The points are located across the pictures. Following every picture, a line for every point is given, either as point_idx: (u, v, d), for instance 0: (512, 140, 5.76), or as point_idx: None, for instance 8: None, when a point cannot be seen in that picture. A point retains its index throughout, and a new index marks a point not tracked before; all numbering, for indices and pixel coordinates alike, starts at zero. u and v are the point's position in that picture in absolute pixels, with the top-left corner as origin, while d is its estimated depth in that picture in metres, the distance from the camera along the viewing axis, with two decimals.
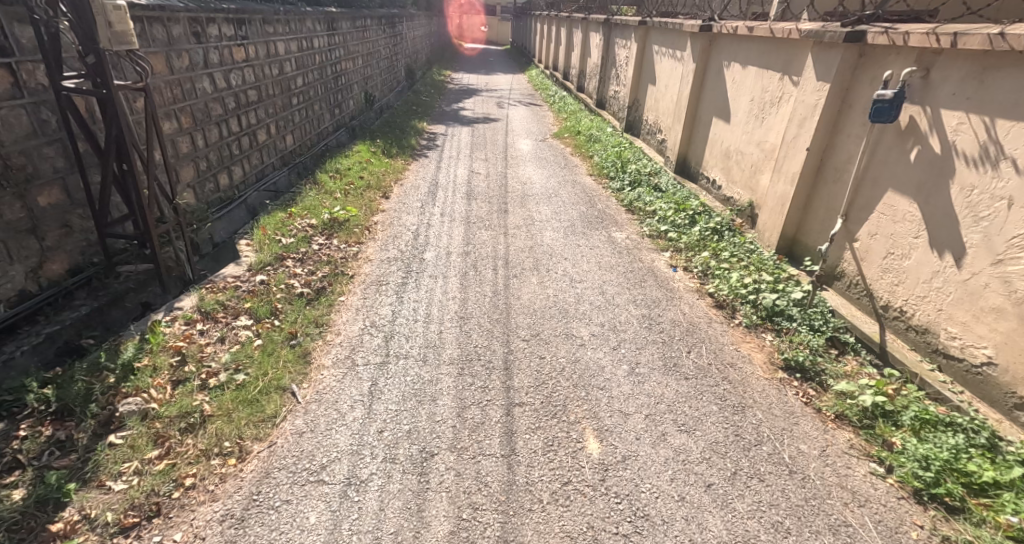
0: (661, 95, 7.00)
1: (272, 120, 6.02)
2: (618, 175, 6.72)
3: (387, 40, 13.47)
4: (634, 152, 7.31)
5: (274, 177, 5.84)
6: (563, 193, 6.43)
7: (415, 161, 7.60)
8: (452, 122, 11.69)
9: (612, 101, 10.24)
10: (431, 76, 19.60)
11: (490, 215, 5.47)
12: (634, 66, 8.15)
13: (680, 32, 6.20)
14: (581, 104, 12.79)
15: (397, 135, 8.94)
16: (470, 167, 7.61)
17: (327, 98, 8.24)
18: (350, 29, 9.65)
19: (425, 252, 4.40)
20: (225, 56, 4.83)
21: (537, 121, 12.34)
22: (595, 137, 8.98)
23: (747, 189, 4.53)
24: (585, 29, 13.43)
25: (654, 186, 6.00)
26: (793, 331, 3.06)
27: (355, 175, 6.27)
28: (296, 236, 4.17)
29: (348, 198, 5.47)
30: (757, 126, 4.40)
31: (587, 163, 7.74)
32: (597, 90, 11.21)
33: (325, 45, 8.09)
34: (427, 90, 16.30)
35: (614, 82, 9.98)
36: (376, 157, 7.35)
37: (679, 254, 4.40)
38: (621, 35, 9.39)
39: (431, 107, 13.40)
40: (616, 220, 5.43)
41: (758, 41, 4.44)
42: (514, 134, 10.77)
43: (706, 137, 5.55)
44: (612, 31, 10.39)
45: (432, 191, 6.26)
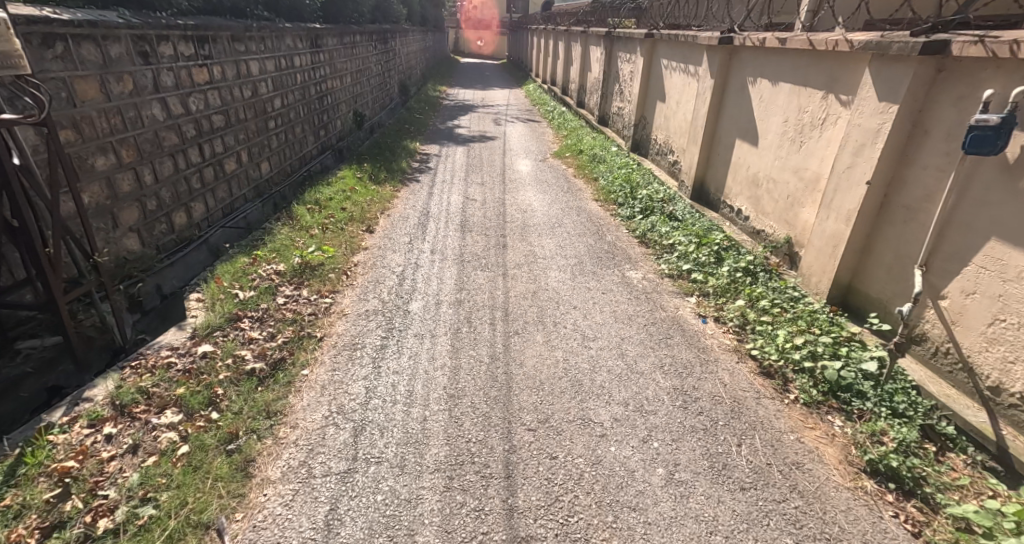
0: (672, 113, 6.44)
1: (243, 146, 5.44)
2: (627, 201, 6.14)
3: (377, 56, 12.98)
4: (643, 175, 6.75)
5: (245, 210, 5.24)
6: (568, 222, 5.84)
7: (405, 187, 7.03)
8: (446, 141, 11.15)
9: (615, 117, 9.72)
10: (426, 92, 19.15)
11: (486, 251, 4.88)
12: (640, 82, 7.62)
13: (695, 45, 5.65)
14: (582, 120, 12.28)
15: (386, 157, 8.38)
16: (464, 193, 7.03)
17: (311, 120, 7.69)
18: (335, 46, 9.14)
19: (411, 301, 3.80)
20: (181, 78, 4.27)
21: (535, 138, 11.81)
22: (598, 157, 8.42)
23: (783, 222, 3.94)
24: (584, 43, 12.97)
25: (669, 214, 5.42)
26: (870, 415, 2.43)
27: (336, 206, 5.69)
28: (259, 287, 3.56)
29: (325, 234, 4.88)
30: (794, 151, 3.82)
31: (592, 187, 7.18)
32: (599, 106, 10.70)
33: (307, 64, 7.56)
34: (421, 107, 15.82)
35: (617, 99, 9.47)
36: (363, 183, 6.77)
37: (707, 301, 3.79)
38: (625, 48, 8.87)
39: (425, 125, 12.88)
40: (629, 255, 4.83)
41: (791, 54, 3.88)
42: (512, 153, 10.23)
43: (728, 160, 4.97)
44: (614, 44, 9.90)
45: (421, 222, 5.67)
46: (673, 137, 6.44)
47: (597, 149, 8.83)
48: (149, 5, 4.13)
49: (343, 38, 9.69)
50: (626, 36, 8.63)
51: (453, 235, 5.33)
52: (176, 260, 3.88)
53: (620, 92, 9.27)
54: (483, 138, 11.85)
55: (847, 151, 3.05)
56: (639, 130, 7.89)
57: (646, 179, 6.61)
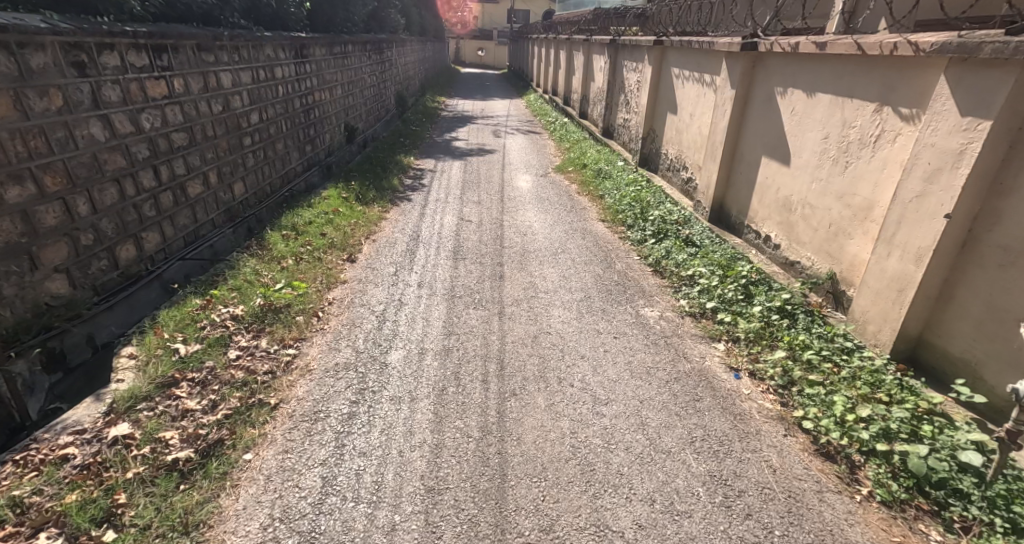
0: (685, 127, 5.92)
1: (212, 167, 4.93)
2: (636, 224, 5.60)
3: (371, 67, 12.53)
4: (653, 193, 6.21)
5: (212, 238, 4.71)
6: (573, 247, 5.30)
7: (395, 208, 6.52)
8: (443, 155, 10.67)
9: (620, 130, 9.23)
10: (424, 103, 18.72)
11: (481, 284, 4.35)
12: (648, 92, 7.11)
13: (712, 51, 5.13)
14: (585, 132, 11.79)
15: (378, 174, 7.87)
16: (458, 213, 6.50)
17: (295, 135, 7.19)
18: (323, 57, 8.67)
19: (391, 351, 3.26)
20: (131, 91, 3.77)
21: (537, 152, 11.32)
22: (603, 173, 7.89)
23: (823, 255, 3.39)
24: (587, 52, 12.50)
25: (685, 239, 4.87)
26: (981, 529, 1.91)
27: (315, 231, 5.16)
28: (211, 336, 3.03)
29: (299, 266, 4.36)
30: (837, 172, 3.27)
31: (598, 206, 6.66)
32: (603, 117, 10.20)
33: (290, 75, 7.08)
34: (418, 119, 15.38)
35: (622, 110, 8.97)
36: (349, 204, 6.24)
37: (737, 347, 3.23)
38: (630, 57, 8.40)
39: (421, 138, 12.39)
40: (642, 289, 4.29)
41: (831, 61, 3.35)
42: (512, 167, 9.72)
43: (752, 180, 4.43)
44: (618, 53, 9.42)
45: (409, 249, 5.14)
46: (686, 152, 5.92)
47: (602, 163, 8.30)
48: (92, 10, 3.64)
49: (331, 49, 9.21)
50: (632, 44, 8.13)
51: (444, 264, 4.79)
52: (115, 300, 3.33)
53: (625, 103, 8.76)
54: (482, 151, 11.36)
55: (914, 176, 2.50)
56: (647, 144, 7.37)
57: (657, 198, 6.08)
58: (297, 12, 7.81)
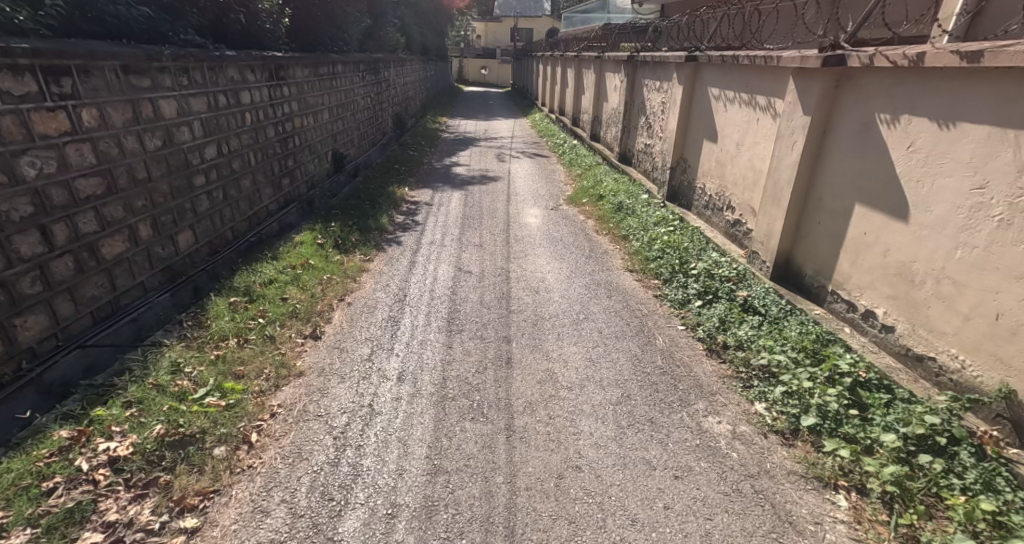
0: (732, 159, 4.96)
1: (145, 216, 3.96)
2: (674, 280, 4.60)
3: (363, 88, 11.66)
4: (690, 238, 5.22)
5: (136, 308, 3.66)
6: (596, 312, 4.29)
7: (382, 255, 5.57)
8: (442, 183, 9.75)
9: (638, 155, 8.28)
10: (424, 124, 17.91)
11: (479, 374, 3.32)
12: (682, 116, 6.18)
13: (773, 67, 4.15)
14: (597, 157, 10.83)
15: (366, 211, 6.92)
16: (454, 262, 5.49)
17: (263, 168, 6.25)
18: (302, 79, 7.77)
19: (348, 509, 2.23)
20: (3, 129, 2.81)
21: (545, 178, 10.40)
22: (623, 208, 6.91)
23: (986, 357, 2.41)
24: (598, 70, 11.61)
25: (743, 304, 3.86)
26: None
27: (276, 294, 4.17)
28: (55, 511, 2.06)
29: (244, 350, 3.33)
30: (1012, 239, 2.27)
31: (622, 251, 5.66)
32: (619, 142, 9.25)
33: (258, 100, 6.16)
34: (416, 142, 14.51)
35: (642, 136, 8.02)
36: (326, 254, 5.26)
37: (867, 504, 2.22)
38: (653, 76, 7.48)
39: (418, 164, 11.47)
40: (696, 379, 3.24)
41: (986, 78, 2.38)
42: (518, 197, 8.77)
43: (837, 234, 3.40)
44: (637, 70, 8.51)
45: (389, 317, 4.12)
46: (734, 189, 4.93)
47: (621, 196, 7.32)
48: None
49: (314, 68, 8.34)
50: (655, 60, 7.22)
51: (435, 340, 3.78)
52: None
53: (647, 128, 7.81)
54: (484, 178, 10.41)
55: None
56: (679, 175, 6.40)
57: (696, 244, 5.07)
58: (272, 29, 6.94)
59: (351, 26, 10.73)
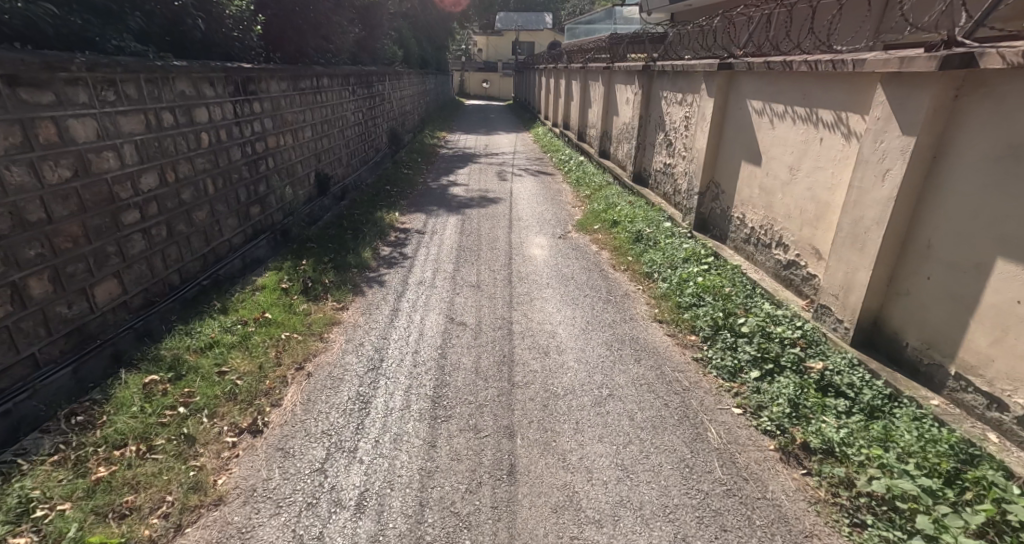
0: (785, 188, 4.10)
1: (43, 268, 3.11)
2: (719, 339, 3.71)
3: (352, 103, 10.90)
4: (731, 282, 4.34)
5: (10, 398, 2.82)
6: (623, 385, 3.40)
7: (361, 301, 4.72)
8: (437, 205, 8.93)
9: (656, 175, 7.45)
10: (422, 139, 17.17)
11: (469, 493, 2.43)
12: (715, 135, 5.38)
13: (852, 76, 3.31)
14: (608, 176, 9.98)
15: (349, 244, 6.08)
16: (446, 311, 4.61)
17: (224, 196, 5.41)
18: (278, 94, 6.98)
19: None
20: None
21: (551, 198, 9.58)
22: (644, 241, 6.03)
23: None
24: (606, 82, 10.79)
25: (821, 382, 2.97)
26: None
27: (214, 365, 3.26)
28: None
29: (144, 467, 2.44)
30: None
31: (647, 296, 4.79)
32: (634, 160, 8.41)
33: (218, 117, 5.34)
34: (412, 159, 13.74)
35: (662, 156, 7.18)
36: (292, 303, 4.39)
37: None
38: (675, 87, 6.67)
39: (412, 184, 10.64)
40: (775, 504, 2.34)
41: None
42: (521, 222, 7.93)
43: (964, 297, 2.52)
44: (653, 81, 7.71)
45: (357, 394, 3.24)
46: (788, 223, 4.06)
47: (640, 224, 6.46)
48: None
49: (293, 82, 7.55)
50: (679, 70, 6.40)
51: (414, 433, 2.89)
52: None
53: (668, 146, 6.97)
54: (484, 200, 9.57)
55: None
56: (712, 201, 5.54)
57: (740, 290, 4.20)
58: (238, 37, 6.15)
59: (338, 37, 9.97)
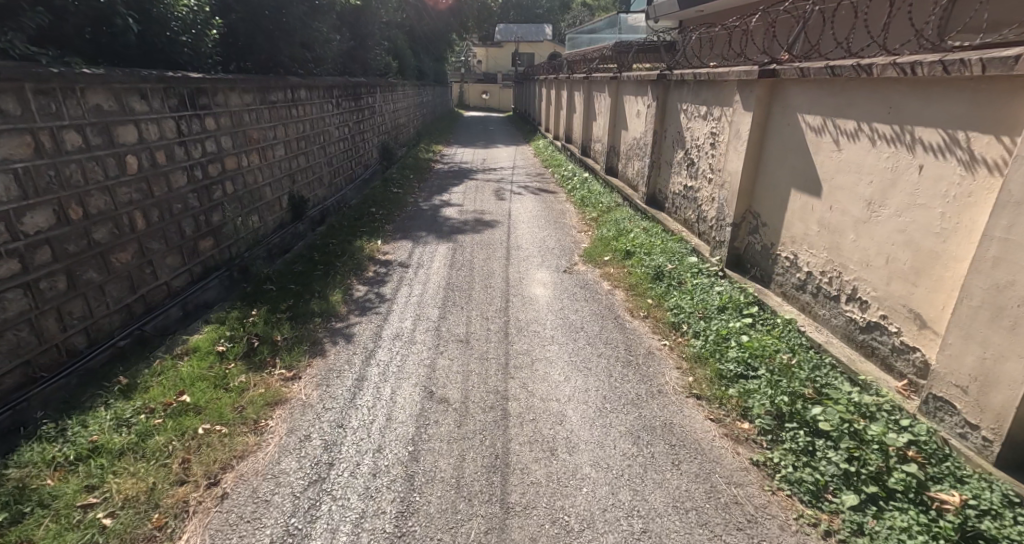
0: (860, 227, 3.17)
1: None
2: (788, 437, 2.73)
3: (335, 117, 10.06)
4: (788, 347, 3.40)
5: None
6: (661, 511, 2.45)
7: (320, 365, 3.81)
8: (427, 230, 8.06)
9: (674, 198, 6.58)
10: (416, 154, 16.36)
11: None
12: (754, 153, 4.49)
13: (982, 83, 2.43)
14: (617, 196, 9.11)
15: (318, 285, 5.18)
16: (424, 378, 3.70)
17: (161, 231, 4.51)
18: (238, 109, 6.13)
19: None
20: None
21: (553, 221, 8.70)
22: (667, 283, 5.09)
23: None
24: (613, 93, 9.95)
25: (963, 530, 2.09)
26: None
27: (81, 487, 2.38)
28: None
29: None
30: None
31: (677, 360, 3.87)
32: (648, 179, 7.52)
33: (155, 136, 4.46)
34: (405, 175, 12.90)
35: (683, 177, 6.30)
36: (227, 374, 3.42)
37: None
38: (698, 100, 5.82)
39: (402, 205, 9.76)
40: None
41: None
42: (520, 251, 7.03)
43: None
44: (669, 92, 6.87)
45: (283, 531, 2.32)
46: (864, 272, 3.14)
47: (660, 260, 5.54)
48: None
49: (260, 95, 6.71)
50: (705, 79, 5.52)
51: None
52: None
53: (691, 166, 6.09)
54: (479, 223, 8.69)
55: None
56: (751, 234, 4.64)
57: (803, 359, 3.24)
58: (187, 42, 5.31)
59: (318, 45, 9.16)
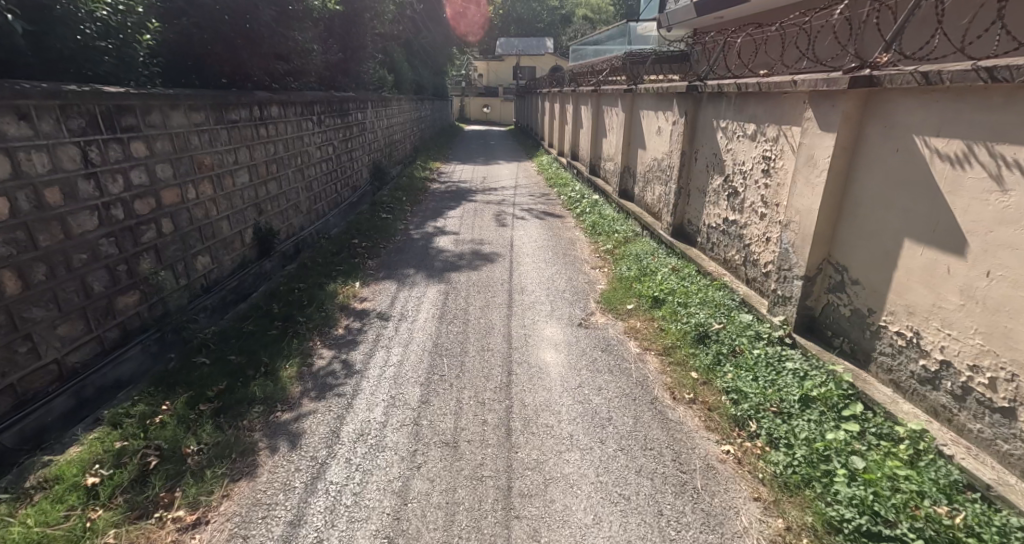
0: None
1: None
2: None
3: (316, 135, 9.07)
4: (937, 487, 2.33)
5: None
6: None
7: (244, 493, 2.72)
8: (417, 267, 6.99)
9: (711, 233, 5.53)
10: (413, 173, 15.41)
11: None
12: (838, 186, 3.39)
13: None
14: (635, 225, 8.03)
15: (269, 352, 4.08)
16: (389, 520, 2.58)
17: (52, 293, 3.44)
18: (183, 130, 5.07)
19: None
20: None
21: (563, 254, 7.65)
22: (717, 351, 3.97)
23: None
24: (626, 107, 8.91)
25: None
26: None
27: None
28: None
29: None
30: None
31: (752, 485, 2.74)
32: (675, 208, 6.45)
33: (41, 169, 3.41)
34: (399, 197, 11.91)
35: (725, 209, 5.23)
36: (89, 525, 2.40)
37: None
38: (746, 117, 4.78)
39: (392, 234, 8.70)
40: None
41: None
42: (524, 294, 5.94)
43: None
44: (703, 107, 5.85)
45: None
46: None
47: (702, 318, 4.44)
48: None
49: (214, 113, 5.68)
50: (756, 90, 4.47)
51: None
52: None
53: (736, 196, 5.01)
54: (476, 255, 7.64)
55: None
56: (832, 292, 3.49)
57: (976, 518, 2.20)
58: (108, 49, 4.27)
59: (294, 56, 8.16)
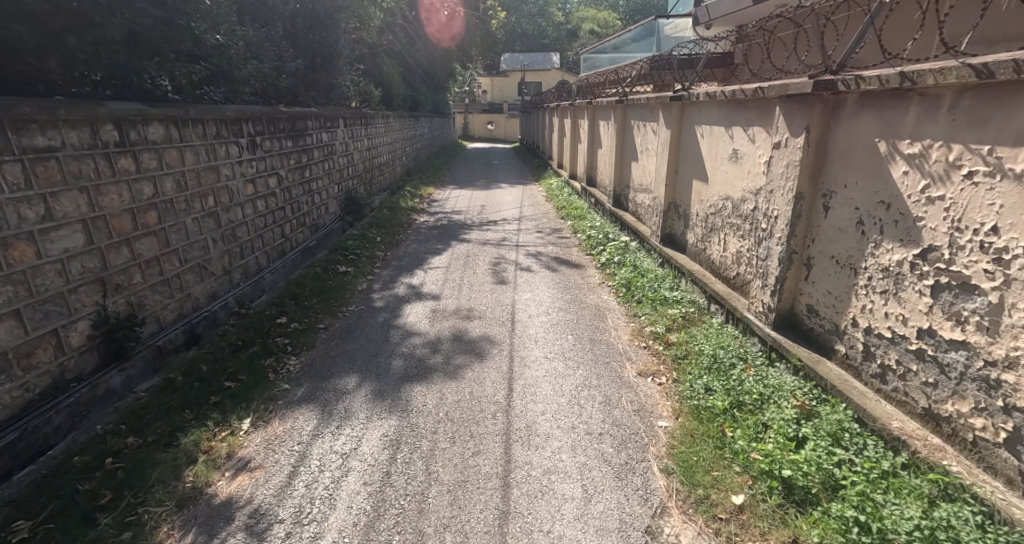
0: None
1: None
2: None
3: (245, 164, 6.63)
4: None
5: None
6: None
7: None
8: (363, 373, 4.46)
9: (882, 350, 2.98)
10: (397, 201, 12.97)
11: None
12: None
13: None
14: (695, 292, 5.47)
15: None
16: None
17: None
18: None
19: None
20: None
21: (589, 336, 5.12)
22: None
23: None
24: (671, 121, 6.40)
25: None
26: None
27: None
28: None
29: None
30: None
31: None
32: (782, 286, 3.89)
33: None
34: (372, 235, 9.44)
35: (926, 315, 2.66)
36: None
37: None
38: (1005, 134, 2.30)
39: (344, 302, 6.18)
40: None
41: None
42: (528, 451, 3.34)
43: None
44: (844, 117, 3.32)
45: None
46: None
47: None
48: None
49: None
50: None
51: None
52: None
53: (968, 298, 2.46)
54: (459, 340, 5.13)
55: None
56: None
57: None
58: None
59: (203, 54, 5.75)
